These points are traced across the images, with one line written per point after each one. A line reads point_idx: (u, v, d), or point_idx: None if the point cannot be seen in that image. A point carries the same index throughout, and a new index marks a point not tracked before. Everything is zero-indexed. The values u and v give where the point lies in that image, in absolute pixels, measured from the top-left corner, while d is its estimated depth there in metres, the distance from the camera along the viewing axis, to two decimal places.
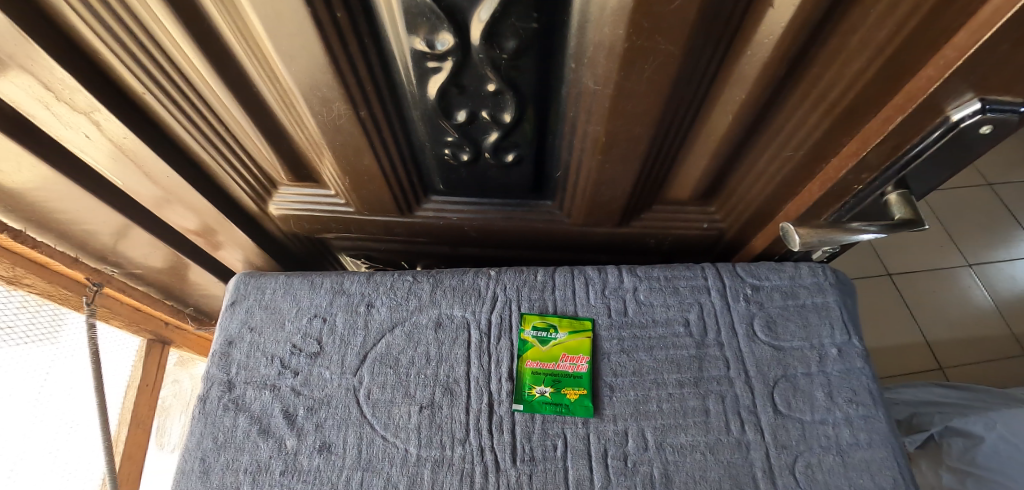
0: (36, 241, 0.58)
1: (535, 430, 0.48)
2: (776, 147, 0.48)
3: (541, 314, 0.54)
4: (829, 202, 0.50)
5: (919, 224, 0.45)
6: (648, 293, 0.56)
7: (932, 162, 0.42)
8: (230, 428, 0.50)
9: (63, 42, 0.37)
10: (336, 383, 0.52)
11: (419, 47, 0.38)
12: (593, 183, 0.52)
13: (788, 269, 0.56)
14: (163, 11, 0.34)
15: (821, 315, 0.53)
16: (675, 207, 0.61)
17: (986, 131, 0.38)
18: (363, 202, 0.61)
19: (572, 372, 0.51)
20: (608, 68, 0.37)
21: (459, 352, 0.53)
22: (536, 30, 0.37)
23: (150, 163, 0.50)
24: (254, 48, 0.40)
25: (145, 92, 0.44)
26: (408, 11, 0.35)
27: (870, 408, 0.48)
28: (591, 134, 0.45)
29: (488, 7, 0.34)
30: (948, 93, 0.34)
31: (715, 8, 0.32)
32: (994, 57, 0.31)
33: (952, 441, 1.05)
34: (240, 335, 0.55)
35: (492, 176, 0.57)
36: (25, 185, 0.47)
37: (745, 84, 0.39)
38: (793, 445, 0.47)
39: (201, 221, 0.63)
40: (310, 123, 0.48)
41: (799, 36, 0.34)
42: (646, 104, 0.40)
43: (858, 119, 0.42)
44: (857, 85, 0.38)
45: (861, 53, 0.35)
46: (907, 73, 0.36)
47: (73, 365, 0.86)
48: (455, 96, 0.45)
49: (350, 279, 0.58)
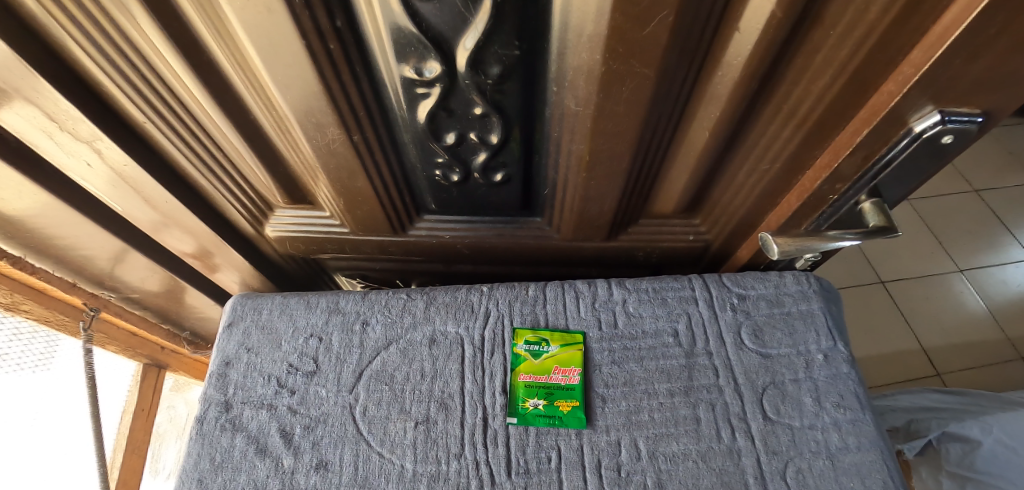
0: (35, 266, 0.59)
1: (529, 443, 0.48)
2: (753, 161, 0.50)
3: (533, 329, 0.55)
4: (808, 213, 0.52)
5: (893, 231, 0.46)
6: (638, 305, 0.57)
7: (901, 171, 0.44)
8: (227, 448, 0.50)
9: (68, 76, 0.39)
10: (332, 400, 0.53)
11: (409, 74, 0.40)
12: (580, 198, 0.53)
13: (773, 277, 0.58)
14: (166, 44, 0.36)
15: (806, 322, 0.55)
16: (661, 220, 0.63)
17: (949, 140, 0.40)
18: (358, 222, 0.63)
19: (565, 384, 0.51)
20: (588, 90, 0.39)
21: (453, 367, 0.54)
22: (519, 57, 0.39)
23: (149, 189, 0.52)
24: (252, 78, 0.42)
25: (146, 121, 0.46)
26: (397, 41, 0.37)
27: (857, 412, 0.49)
28: (575, 153, 0.47)
29: (472, 36, 0.36)
30: (909, 105, 0.37)
31: (684, 33, 0.35)
32: (949, 72, 0.33)
33: (950, 446, 1.06)
34: (238, 356, 0.56)
35: (482, 195, 0.59)
36: (25, 212, 0.48)
37: (718, 102, 0.42)
38: (784, 451, 0.47)
39: (197, 244, 0.64)
40: (305, 147, 0.49)
41: (765, 58, 0.36)
42: (626, 123, 0.42)
43: (828, 134, 0.44)
44: (824, 101, 0.40)
45: (825, 71, 0.38)
46: (871, 89, 0.39)
47: (69, 391, 0.85)
48: (444, 120, 0.47)
49: (346, 298, 0.59)
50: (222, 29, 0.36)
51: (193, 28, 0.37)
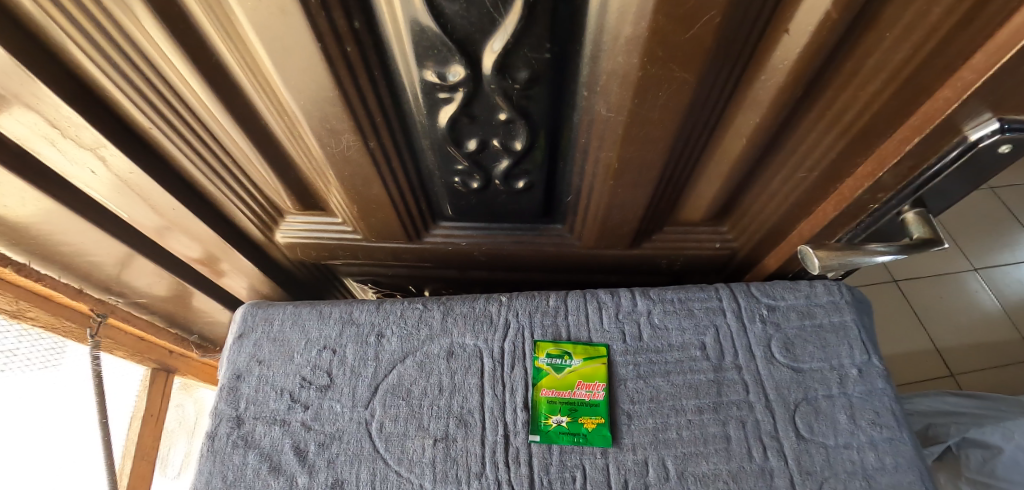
0: (40, 273, 0.57)
1: (553, 462, 0.47)
2: (789, 169, 0.48)
3: (555, 341, 0.53)
4: (844, 223, 0.49)
5: (939, 243, 0.44)
6: (663, 317, 0.55)
7: (950, 180, 0.41)
8: (240, 466, 0.49)
9: (70, 81, 0.37)
10: (347, 416, 0.51)
11: (430, 78, 0.38)
12: (604, 206, 0.51)
13: (804, 287, 0.55)
14: (173, 47, 0.34)
15: (839, 336, 0.52)
16: (687, 227, 0.61)
17: (1005, 150, 0.38)
18: (371, 229, 0.60)
19: (589, 400, 0.49)
20: (621, 96, 0.36)
21: (472, 382, 0.52)
22: (548, 61, 0.36)
23: (155, 195, 0.50)
24: (264, 82, 0.39)
25: (152, 127, 0.43)
26: (418, 44, 0.35)
27: (895, 430, 0.47)
28: (603, 161, 0.45)
29: (501, 38, 0.34)
30: (967, 113, 0.34)
31: (730, 33, 0.32)
32: (1014, 77, 0.30)
33: (970, 452, 1.03)
34: (249, 369, 0.54)
35: (502, 202, 0.57)
36: (29, 219, 0.46)
37: (757, 108, 0.39)
38: (818, 471, 0.45)
39: (205, 249, 0.62)
40: (317, 153, 0.47)
41: (813, 62, 0.33)
42: (659, 130, 0.40)
43: (873, 141, 0.41)
44: (872, 107, 0.38)
45: (875, 76, 0.35)
46: (924, 95, 0.36)
47: (77, 382, 0.88)
48: (466, 125, 0.44)
49: (360, 308, 0.57)
50: (232, 32, 0.34)
51: (201, 30, 0.34)
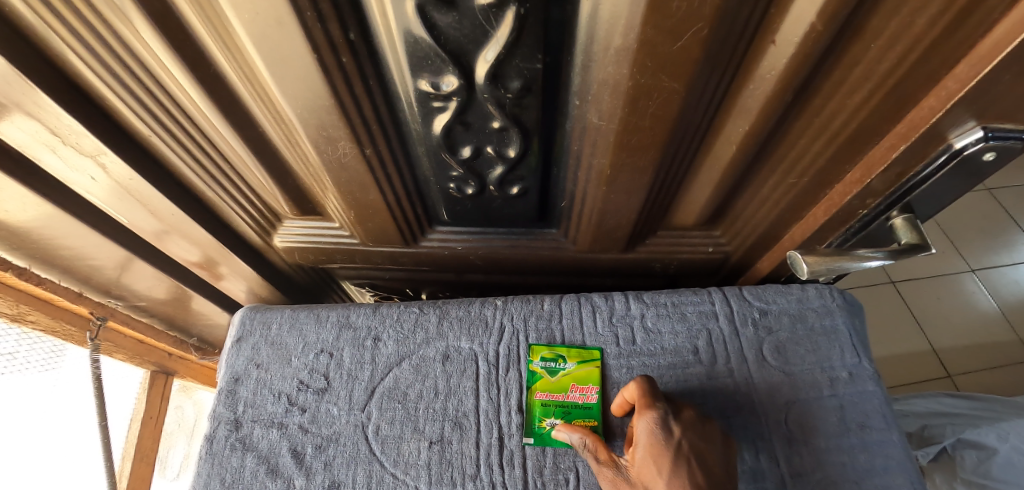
0: (41, 277, 0.58)
1: (547, 464, 0.47)
2: (780, 175, 0.48)
3: (549, 345, 0.54)
4: (834, 227, 0.50)
5: (926, 249, 0.45)
6: (656, 320, 0.55)
7: (937, 186, 0.42)
8: (238, 469, 0.49)
9: (70, 90, 0.37)
10: (343, 419, 0.52)
11: (424, 88, 0.39)
12: (598, 212, 0.52)
13: (795, 291, 0.56)
14: (170, 57, 0.35)
15: (830, 339, 0.53)
16: (680, 232, 0.61)
17: (989, 158, 0.38)
18: (368, 233, 0.61)
19: (583, 403, 0.50)
20: (612, 105, 0.37)
21: (467, 385, 0.53)
22: (541, 70, 0.37)
23: (154, 200, 0.50)
24: (261, 91, 0.40)
25: (151, 134, 0.44)
26: (413, 54, 0.35)
27: (884, 432, 0.48)
28: (596, 167, 0.45)
29: (493, 49, 0.34)
30: (951, 121, 0.35)
31: (718, 44, 0.32)
32: (996, 87, 0.31)
33: (965, 453, 1.03)
34: (247, 372, 0.55)
35: (497, 207, 0.57)
36: (29, 224, 0.47)
37: (747, 115, 0.40)
38: (809, 473, 0.46)
39: (203, 253, 0.62)
40: (314, 160, 0.48)
41: (800, 71, 0.34)
42: (650, 137, 0.40)
43: (862, 148, 0.42)
44: (859, 115, 0.38)
45: (862, 85, 0.36)
46: (910, 103, 0.37)
47: (78, 385, 0.88)
48: (461, 133, 0.45)
49: (356, 312, 0.58)
50: (230, 43, 0.34)
51: (198, 41, 0.35)
